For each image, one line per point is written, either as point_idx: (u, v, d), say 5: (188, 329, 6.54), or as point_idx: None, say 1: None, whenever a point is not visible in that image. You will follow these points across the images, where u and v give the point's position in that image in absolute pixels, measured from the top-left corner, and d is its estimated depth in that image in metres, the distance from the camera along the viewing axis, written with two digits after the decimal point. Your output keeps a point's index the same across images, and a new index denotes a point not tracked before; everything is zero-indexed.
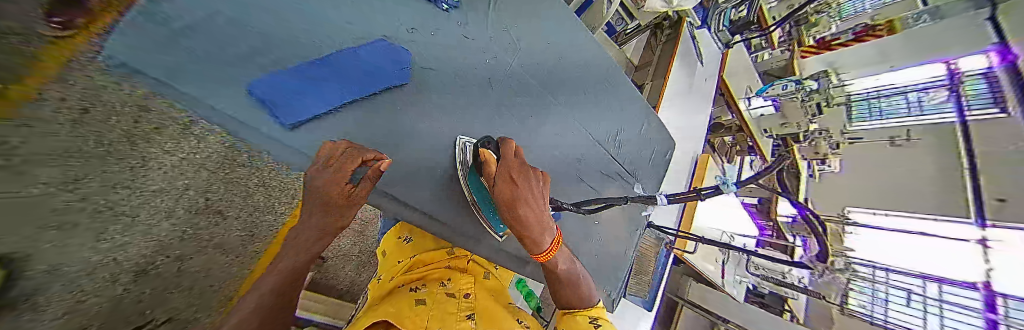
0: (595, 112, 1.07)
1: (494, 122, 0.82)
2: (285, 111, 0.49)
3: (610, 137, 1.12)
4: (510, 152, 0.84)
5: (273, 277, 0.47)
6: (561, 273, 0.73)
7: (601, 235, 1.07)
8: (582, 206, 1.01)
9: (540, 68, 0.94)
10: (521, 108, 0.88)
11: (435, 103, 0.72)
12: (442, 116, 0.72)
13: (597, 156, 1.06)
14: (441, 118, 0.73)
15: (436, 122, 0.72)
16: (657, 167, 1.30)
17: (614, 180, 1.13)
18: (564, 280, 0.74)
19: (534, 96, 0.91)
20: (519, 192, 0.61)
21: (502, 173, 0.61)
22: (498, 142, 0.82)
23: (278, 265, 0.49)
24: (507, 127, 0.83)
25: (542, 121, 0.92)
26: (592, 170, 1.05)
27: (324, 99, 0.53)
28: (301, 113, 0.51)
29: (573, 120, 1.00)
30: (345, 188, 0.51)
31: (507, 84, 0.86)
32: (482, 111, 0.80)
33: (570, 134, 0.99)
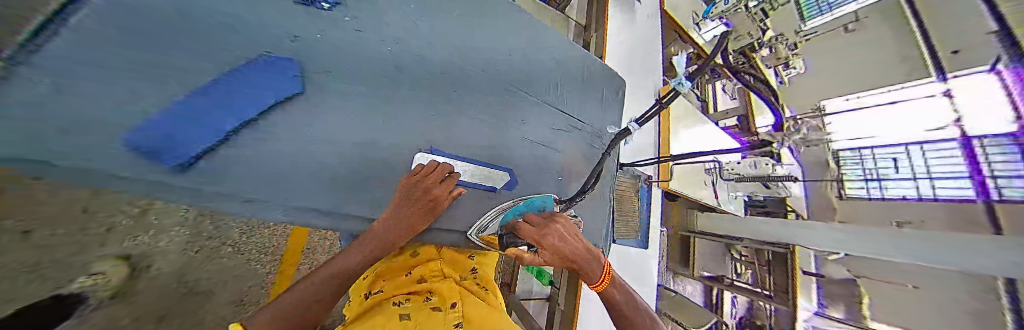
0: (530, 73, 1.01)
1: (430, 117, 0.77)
2: (163, 153, 0.43)
3: (556, 95, 1.09)
4: (454, 141, 0.82)
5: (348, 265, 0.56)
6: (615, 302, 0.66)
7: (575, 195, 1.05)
8: (544, 170, 1.03)
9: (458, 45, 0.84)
10: (456, 94, 0.83)
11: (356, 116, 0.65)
12: (368, 127, 0.67)
13: (541, 115, 1.04)
14: (367, 129, 0.67)
15: (363, 134, 0.66)
16: (612, 110, 1.30)
17: (570, 135, 1.13)
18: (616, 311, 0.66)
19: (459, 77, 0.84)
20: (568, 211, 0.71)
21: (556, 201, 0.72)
22: (441, 135, 0.79)
23: (342, 259, 0.56)
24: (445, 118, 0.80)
25: (482, 101, 0.89)
26: (543, 131, 1.05)
27: (210, 131, 0.47)
28: (186, 151, 0.45)
29: (513, 89, 0.96)
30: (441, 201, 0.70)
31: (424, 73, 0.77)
32: (413, 110, 0.74)
33: (515, 104, 0.97)
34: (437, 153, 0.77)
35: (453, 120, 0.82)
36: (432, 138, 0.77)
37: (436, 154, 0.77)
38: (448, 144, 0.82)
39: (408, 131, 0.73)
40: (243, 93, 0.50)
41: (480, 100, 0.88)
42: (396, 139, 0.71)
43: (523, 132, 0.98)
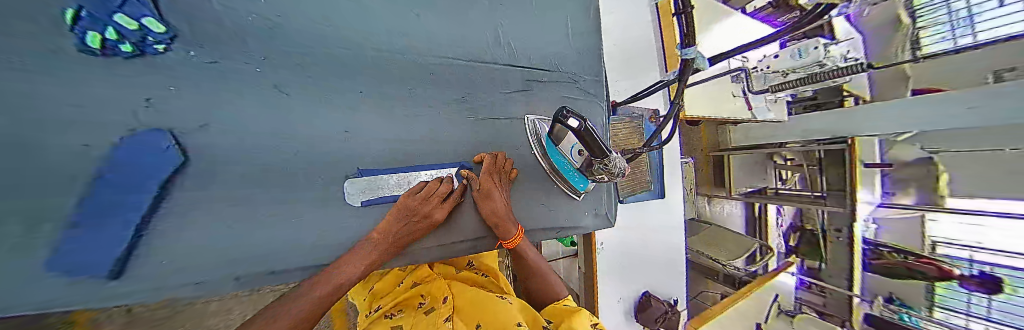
0: (469, 26, 0.73)
1: (347, 137, 0.54)
2: (77, 277, 0.33)
3: (507, 45, 0.80)
4: (390, 153, 0.60)
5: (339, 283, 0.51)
6: (528, 258, 0.76)
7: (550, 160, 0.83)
8: (521, 147, 0.81)
9: (351, 16, 0.56)
10: (371, 90, 0.58)
11: (237, 176, 0.44)
12: (264, 184, 0.46)
13: (496, 79, 0.78)
14: (259, 187, 0.46)
15: (262, 196, 0.46)
16: (589, 42, 0.97)
17: (539, 92, 0.86)
18: (533, 268, 0.78)
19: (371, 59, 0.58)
20: (494, 184, 0.69)
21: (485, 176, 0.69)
22: (369, 154, 0.57)
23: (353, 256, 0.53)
24: (369, 130, 0.57)
25: (414, 88, 0.64)
26: (496, 99, 0.78)
27: (94, 248, 0.34)
28: (99, 265, 0.34)
29: (450, 59, 0.70)
30: (435, 204, 0.61)
31: (327, 79, 0.52)
32: (321, 136, 0.51)
33: (455, 77, 0.70)
34: (369, 173, 0.57)
35: (381, 127, 0.59)
36: (358, 160, 0.56)
37: (369, 174, 0.57)
38: (392, 157, 0.61)
39: (321, 166, 0.51)
40: (95, 208, 0.33)
41: (408, 88, 0.63)
42: (310, 184, 0.51)
43: (467, 112, 0.72)
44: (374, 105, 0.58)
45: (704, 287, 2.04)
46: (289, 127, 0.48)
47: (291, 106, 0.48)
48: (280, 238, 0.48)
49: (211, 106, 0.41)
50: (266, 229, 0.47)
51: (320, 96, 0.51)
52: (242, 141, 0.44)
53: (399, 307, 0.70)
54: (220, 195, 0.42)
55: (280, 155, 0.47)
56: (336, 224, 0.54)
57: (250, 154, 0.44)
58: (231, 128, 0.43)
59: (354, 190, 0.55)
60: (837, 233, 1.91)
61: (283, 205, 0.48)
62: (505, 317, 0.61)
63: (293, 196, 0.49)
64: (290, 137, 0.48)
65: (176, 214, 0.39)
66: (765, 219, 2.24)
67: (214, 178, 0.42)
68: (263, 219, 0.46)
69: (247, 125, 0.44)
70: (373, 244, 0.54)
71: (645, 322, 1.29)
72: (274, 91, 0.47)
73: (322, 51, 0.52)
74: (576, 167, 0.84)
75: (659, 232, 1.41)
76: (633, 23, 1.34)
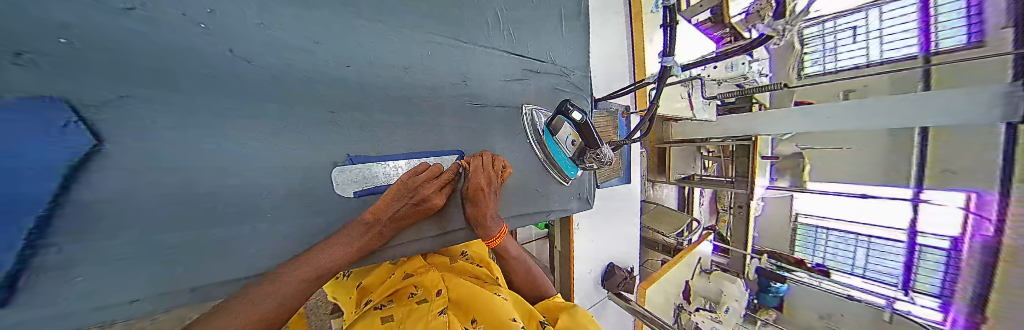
0: (456, 19, 0.75)
1: (327, 125, 0.56)
2: None
3: (486, 40, 0.81)
4: (377, 143, 0.62)
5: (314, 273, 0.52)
6: (511, 254, 0.82)
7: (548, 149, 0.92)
8: (507, 138, 0.86)
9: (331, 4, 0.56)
10: (356, 72, 0.59)
11: (204, 163, 0.43)
12: (236, 170, 0.46)
13: (486, 70, 0.81)
14: (231, 175, 0.46)
15: (236, 182, 0.46)
16: (569, 41, 1.05)
17: (531, 83, 0.94)
18: (516, 263, 0.84)
19: (352, 49, 0.58)
20: (483, 179, 0.69)
21: (473, 171, 0.69)
22: (351, 142, 0.59)
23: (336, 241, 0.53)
24: (349, 118, 0.58)
25: (396, 76, 0.64)
26: (495, 86, 0.84)
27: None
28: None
29: (430, 50, 0.70)
30: (436, 189, 0.62)
31: (305, 69, 0.52)
32: (298, 125, 0.52)
33: (439, 67, 0.72)
34: (360, 160, 0.60)
35: (363, 116, 0.60)
36: (339, 148, 0.57)
37: (360, 162, 0.60)
38: (379, 147, 0.63)
39: (299, 155, 0.53)
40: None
41: (393, 79, 0.64)
42: (292, 173, 0.52)
43: (465, 98, 0.77)
44: (354, 94, 0.58)
45: (649, 256, 2.44)
46: (260, 114, 0.48)
47: (263, 91, 0.48)
48: (258, 223, 0.49)
49: (142, 80, 0.38)
50: (244, 215, 0.48)
51: (295, 83, 0.51)
52: (204, 126, 0.43)
53: (390, 298, 0.72)
54: (182, 182, 0.42)
55: (254, 142, 0.48)
56: (316, 210, 0.56)
57: (218, 140, 0.44)
58: (188, 110, 0.42)
59: (341, 178, 0.57)
60: (739, 209, 2.46)
61: (257, 191, 0.49)
62: (501, 314, 0.64)
63: (269, 183, 0.50)
64: (262, 122, 0.48)
65: (121, 202, 0.37)
66: (692, 199, 2.69)
67: (175, 164, 0.41)
68: (236, 204, 0.47)
69: (205, 108, 0.43)
70: (367, 226, 0.54)
71: (610, 288, 1.50)
72: (242, 76, 0.46)
73: (295, 36, 0.51)
74: (570, 157, 0.94)
75: (617, 214, 1.61)
76: (608, 24, 1.46)
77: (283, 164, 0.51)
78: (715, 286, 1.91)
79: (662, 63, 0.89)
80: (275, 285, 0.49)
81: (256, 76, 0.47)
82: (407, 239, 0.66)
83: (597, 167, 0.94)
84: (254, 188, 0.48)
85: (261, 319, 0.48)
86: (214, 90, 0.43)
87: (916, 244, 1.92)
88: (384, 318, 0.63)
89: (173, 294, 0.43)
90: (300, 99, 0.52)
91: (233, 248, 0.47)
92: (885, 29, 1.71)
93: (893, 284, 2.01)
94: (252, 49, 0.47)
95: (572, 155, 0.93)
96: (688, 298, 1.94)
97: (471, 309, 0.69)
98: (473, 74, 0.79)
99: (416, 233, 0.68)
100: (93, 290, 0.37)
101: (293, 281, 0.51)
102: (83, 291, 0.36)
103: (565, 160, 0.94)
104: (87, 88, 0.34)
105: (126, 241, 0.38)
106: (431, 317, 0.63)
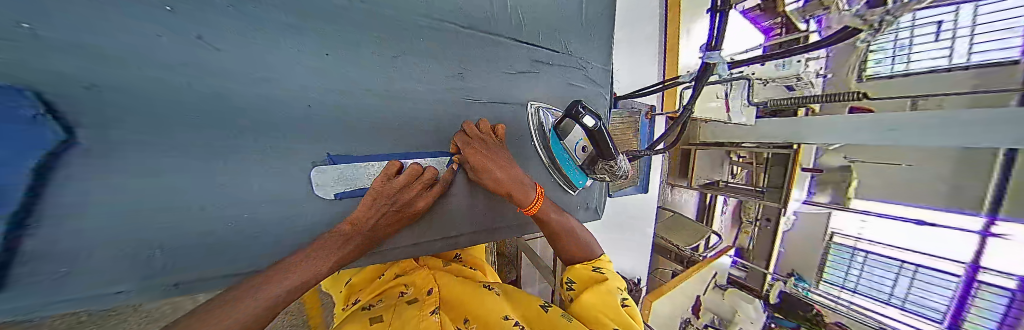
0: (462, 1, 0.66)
1: (308, 120, 0.49)
2: None
3: (490, 26, 0.72)
4: (369, 139, 0.57)
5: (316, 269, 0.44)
6: (550, 220, 0.70)
7: (546, 155, 0.85)
8: (512, 137, 0.78)
9: None
10: (337, 61, 0.51)
11: (174, 161, 0.38)
12: (209, 171, 0.41)
13: (491, 59, 0.74)
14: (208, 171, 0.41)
15: (207, 185, 0.41)
16: (590, 28, 0.93)
17: (539, 77, 0.84)
18: (561, 232, 0.72)
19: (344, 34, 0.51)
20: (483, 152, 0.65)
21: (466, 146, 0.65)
22: (334, 139, 0.52)
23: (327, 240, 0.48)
24: (332, 112, 0.52)
25: (386, 65, 0.58)
26: (500, 78, 0.76)
27: None
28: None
29: (423, 37, 0.62)
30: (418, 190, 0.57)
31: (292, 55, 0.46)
32: (280, 121, 0.46)
33: (440, 55, 0.65)
34: (342, 161, 0.53)
35: (349, 111, 0.54)
36: (319, 146, 0.51)
37: (341, 162, 0.53)
38: (370, 143, 0.57)
39: (279, 153, 0.47)
40: None
41: (390, 67, 0.58)
42: (274, 170, 0.47)
43: (462, 94, 0.70)
44: (339, 86, 0.52)
45: (660, 264, 2.31)
46: (238, 109, 0.42)
47: (237, 80, 0.42)
48: (234, 227, 0.45)
49: (112, 67, 0.32)
50: (222, 215, 0.44)
51: (274, 74, 0.45)
52: (177, 123, 0.38)
53: (379, 297, 0.69)
54: (151, 185, 0.37)
55: (230, 139, 0.42)
56: (295, 213, 0.51)
57: (191, 136, 0.39)
58: (161, 103, 0.36)
59: (320, 178, 0.52)
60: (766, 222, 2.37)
61: (231, 193, 0.44)
62: (492, 313, 0.61)
63: (244, 185, 0.45)
64: (237, 117, 0.42)
65: (85, 202, 0.33)
66: (713, 207, 2.49)
67: (146, 163, 0.36)
68: (207, 207, 0.42)
69: (180, 100, 0.37)
70: (342, 236, 0.49)
71: None
72: (214, 63, 0.39)
73: (267, 17, 0.43)
74: (576, 164, 0.86)
75: (628, 220, 1.51)
76: (639, 9, 1.30)
77: (261, 163, 0.46)
78: (729, 306, 1.80)
79: (705, 58, 0.77)
80: (240, 302, 0.35)
81: (228, 65, 0.40)
82: (396, 245, 0.62)
83: (609, 179, 0.86)
84: (228, 191, 0.43)
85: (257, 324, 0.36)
86: (190, 79, 0.38)
87: (975, 281, 1.76)
88: (372, 316, 0.60)
89: (153, 292, 0.41)
90: (276, 90, 0.45)
91: (210, 251, 0.44)
92: (978, 27, 1.41)
93: (936, 320, 1.92)
94: (223, 33, 0.40)
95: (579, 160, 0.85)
96: (697, 313, 1.84)
97: (467, 307, 0.66)
98: (476, 64, 0.72)
99: (410, 236, 0.64)
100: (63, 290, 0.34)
101: (264, 299, 0.37)
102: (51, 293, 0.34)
103: (571, 167, 0.87)
104: (54, 75, 0.29)
105: (95, 243, 0.35)
106: (421, 317, 0.59)
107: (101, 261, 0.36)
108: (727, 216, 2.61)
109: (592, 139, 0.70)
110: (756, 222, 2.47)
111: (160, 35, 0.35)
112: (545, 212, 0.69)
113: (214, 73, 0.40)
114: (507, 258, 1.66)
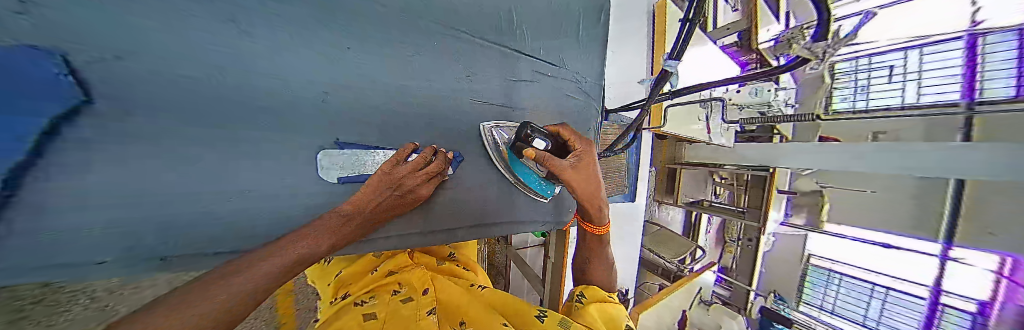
0: (471, 15, 0.73)
1: (319, 105, 0.54)
2: None
3: (496, 36, 0.79)
4: (373, 130, 0.61)
5: (311, 248, 0.45)
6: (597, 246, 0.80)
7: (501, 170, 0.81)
8: (508, 140, 0.84)
9: None
10: (355, 54, 0.57)
11: (190, 132, 0.42)
12: (221, 143, 0.45)
13: (494, 69, 0.80)
14: (221, 146, 0.45)
15: (217, 155, 0.45)
16: (586, 48, 1.02)
17: (539, 85, 0.91)
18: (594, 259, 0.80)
19: (359, 34, 0.57)
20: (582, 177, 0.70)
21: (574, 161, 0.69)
22: (340, 126, 0.57)
23: (327, 221, 0.49)
24: (341, 101, 0.56)
25: (397, 62, 0.63)
26: (503, 85, 0.82)
27: None
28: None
29: (437, 42, 0.68)
30: (420, 179, 0.59)
31: (308, 48, 0.52)
32: (292, 106, 0.51)
33: (448, 62, 0.71)
34: (348, 147, 0.58)
35: (358, 102, 0.58)
36: (326, 131, 0.55)
37: (348, 149, 0.58)
38: (373, 134, 0.61)
39: (288, 135, 0.51)
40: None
41: (398, 69, 0.63)
42: (282, 152, 0.51)
43: (469, 95, 0.75)
44: (351, 78, 0.57)
45: (646, 279, 2.34)
46: (252, 95, 0.47)
47: (257, 67, 0.47)
48: (235, 201, 0.48)
49: (140, 40, 0.38)
50: (226, 189, 0.47)
51: (291, 63, 0.50)
52: (193, 94, 0.42)
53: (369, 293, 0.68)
54: (165, 151, 0.41)
55: (245, 116, 0.47)
56: (297, 193, 0.54)
57: (209, 110, 0.43)
58: (184, 78, 0.41)
59: (326, 162, 0.56)
60: (748, 242, 2.44)
61: (237, 166, 0.47)
62: (490, 316, 0.61)
63: (252, 160, 0.49)
64: (255, 97, 0.47)
65: (99, 162, 0.36)
66: (699, 225, 2.56)
67: (166, 132, 0.40)
68: (215, 179, 0.45)
69: (204, 76, 0.43)
70: (343, 217, 0.51)
71: None
72: (239, 48, 0.45)
73: (292, 11, 0.50)
74: (541, 177, 0.82)
75: (616, 231, 1.56)
76: (630, 37, 1.43)
77: (268, 140, 0.50)
78: (713, 320, 1.82)
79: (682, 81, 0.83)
80: (234, 276, 0.35)
81: (252, 52, 0.47)
82: (392, 233, 0.64)
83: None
84: (235, 165, 0.47)
85: (256, 296, 0.36)
86: (213, 60, 0.43)
87: (938, 304, 1.84)
88: (365, 314, 0.59)
89: (144, 262, 0.42)
90: (291, 76, 0.51)
91: (206, 222, 0.46)
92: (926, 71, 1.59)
93: None
94: (251, 22, 0.46)
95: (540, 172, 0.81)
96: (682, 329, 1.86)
97: (462, 311, 0.66)
98: (480, 71, 0.77)
99: (406, 227, 0.66)
100: (60, 249, 0.36)
101: (259, 275, 0.37)
102: (50, 247, 0.35)
103: (534, 180, 0.83)
104: (90, 44, 0.34)
105: (105, 204, 0.38)
106: (419, 317, 0.59)
107: (105, 221, 0.38)
108: (711, 235, 2.69)
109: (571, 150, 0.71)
110: (740, 241, 2.54)
111: (194, 18, 0.42)
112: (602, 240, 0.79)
113: (238, 56, 0.45)
114: (497, 268, 1.65)
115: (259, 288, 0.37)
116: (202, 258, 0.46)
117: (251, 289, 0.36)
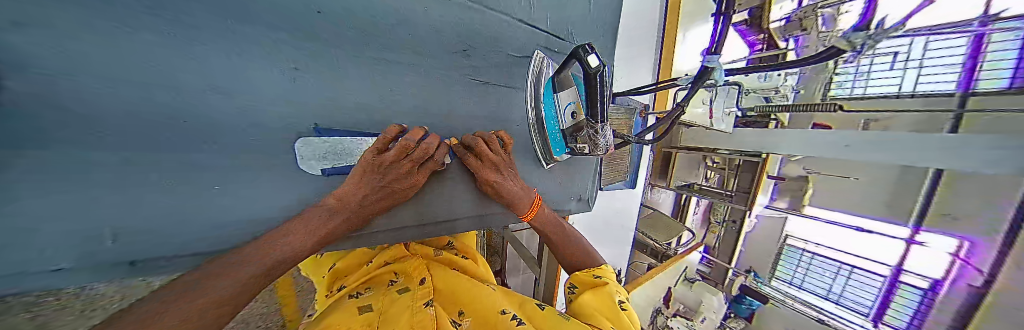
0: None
1: (296, 84, 0.47)
2: None
3: (495, 4, 0.71)
4: (360, 114, 0.55)
5: (290, 252, 0.40)
6: (547, 228, 0.73)
7: (526, 109, 0.83)
8: (508, 123, 0.80)
9: None
10: (329, 22, 0.48)
11: (147, 119, 0.36)
12: (185, 134, 0.39)
13: (496, 42, 0.73)
14: (185, 133, 0.39)
15: (172, 147, 0.38)
16: (589, 22, 0.96)
17: (545, 60, 0.85)
18: (559, 240, 0.74)
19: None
20: (484, 167, 0.66)
21: (589, 92, 0.65)
22: (323, 111, 0.50)
23: (309, 220, 0.44)
24: (322, 80, 0.49)
25: (378, 33, 0.55)
26: (504, 61, 0.76)
27: None
28: None
29: (430, 10, 0.60)
30: (409, 167, 0.54)
31: (278, 14, 0.43)
32: (265, 85, 0.44)
33: (444, 36, 0.64)
34: (330, 134, 0.52)
35: (342, 81, 0.52)
36: (307, 116, 0.49)
37: (329, 136, 0.51)
38: (361, 118, 0.55)
39: (263, 121, 0.45)
40: None
41: (387, 41, 0.56)
42: (258, 141, 0.45)
43: (468, 72, 0.70)
44: (329, 53, 0.49)
45: (637, 258, 2.44)
46: (215, 71, 0.39)
47: (217, 38, 0.39)
48: (204, 197, 0.42)
49: (51, 5, 0.28)
50: (195, 184, 0.41)
51: (258, 32, 0.42)
52: (145, 73, 0.34)
53: (365, 285, 0.67)
54: (114, 145, 0.34)
55: (207, 97, 0.39)
56: (278, 186, 0.49)
57: (162, 92, 0.36)
58: (120, 52, 0.32)
59: (305, 151, 0.50)
60: (732, 223, 2.53)
61: (209, 159, 0.41)
62: (491, 305, 0.61)
63: (218, 153, 0.42)
64: (218, 76, 0.40)
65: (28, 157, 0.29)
66: (688, 207, 2.61)
67: (113, 118, 0.33)
68: (181, 172, 0.39)
69: (156, 50, 0.35)
70: (331, 212, 0.46)
71: None
72: (188, 11, 0.36)
73: None
74: (562, 128, 0.82)
75: (614, 216, 1.58)
76: (641, 8, 1.32)
77: (236, 128, 0.43)
78: (694, 296, 1.96)
79: (705, 62, 0.77)
80: (219, 277, 0.32)
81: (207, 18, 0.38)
82: (384, 226, 0.61)
83: (588, 152, 0.80)
84: (204, 157, 0.41)
85: (233, 302, 0.32)
86: (156, 29, 0.35)
87: (897, 281, 2.02)
88: (362, 306, 0.58)
89: (109, 268, 0.37)
90: (258, 52, 0.42)
91: (175, 224, 0.40)
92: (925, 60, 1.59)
93: (864, 313, 2.18)
94: None
95: (565, 113, 0.79)
96: (667, 303, 2.00)
97: (460, 299, 0.65)
98: (481, 45, 0.71)
99: (399, 219, 0.63)
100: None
101: (243, 276, 0.34)
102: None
103: (553, 124, 0.82)
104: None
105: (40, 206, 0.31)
106: (416, 308, 0.57)
107: (49, 225, 0.32)
108: (698, 215, 2.77)
109: (589, 84, 0.64)
110: (724, 222, 2.61)
111: None
112: (544, 222, 0.73)
113: (188, 27, 0.37)
114: (494, 249, 1.68)
115: (228, 296, 0.32)
116: (173, 260, 0.41)
117: (218, 299, 0.31)
